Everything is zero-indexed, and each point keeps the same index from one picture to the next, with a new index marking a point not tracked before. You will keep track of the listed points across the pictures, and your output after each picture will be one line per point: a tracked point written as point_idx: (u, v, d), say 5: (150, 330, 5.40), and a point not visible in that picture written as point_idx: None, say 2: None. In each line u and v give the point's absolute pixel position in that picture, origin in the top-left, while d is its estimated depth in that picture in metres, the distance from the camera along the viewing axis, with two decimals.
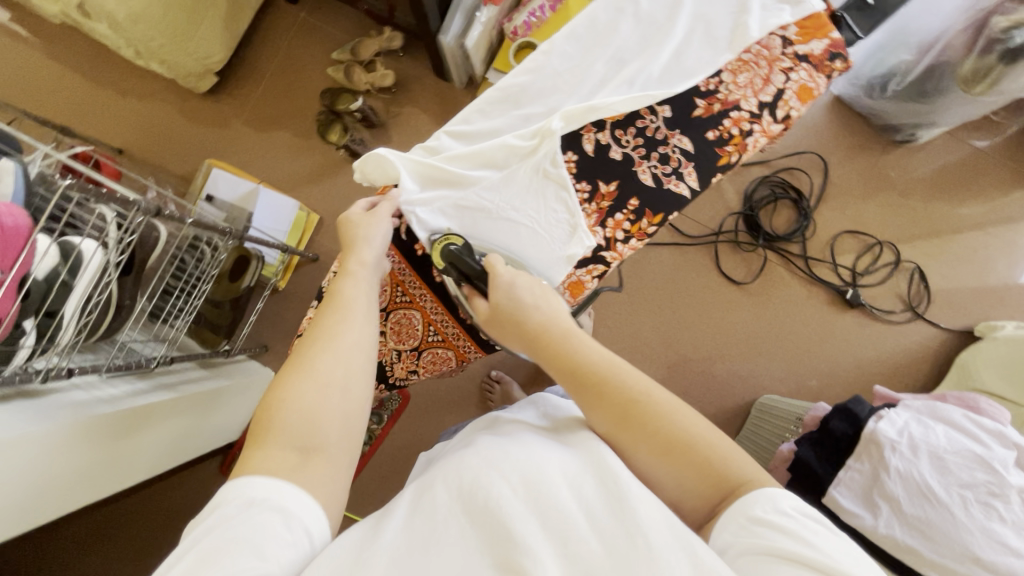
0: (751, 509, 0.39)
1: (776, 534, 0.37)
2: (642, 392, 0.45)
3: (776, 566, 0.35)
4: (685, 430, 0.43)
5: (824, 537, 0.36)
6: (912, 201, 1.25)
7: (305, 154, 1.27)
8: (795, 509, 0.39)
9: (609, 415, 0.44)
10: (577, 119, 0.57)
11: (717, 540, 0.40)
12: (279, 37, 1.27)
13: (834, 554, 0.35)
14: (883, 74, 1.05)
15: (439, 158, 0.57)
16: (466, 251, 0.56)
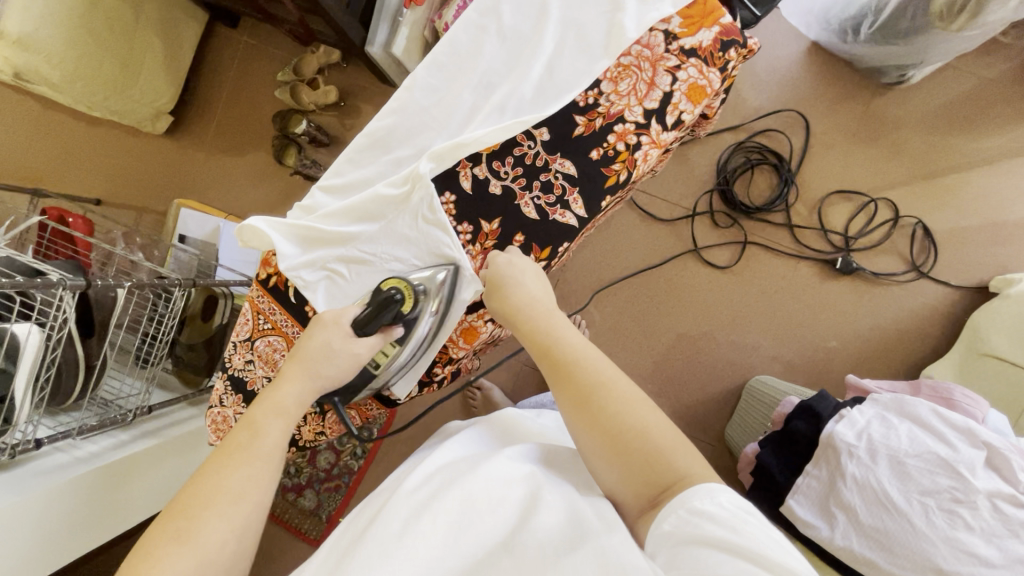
0: (690, 500, 0.39)
1: (708, 524, 0.37)
2: (607, 381, 0.47)
3: (706, 554, 0.35)
4: (650, 450, 0.43)
5: (757, 528, 0.36)
6: (912, 147, 1.12)
7: (265, 181, 1.26)
8: (733, 502, 0.38)
9: (585, 422, 0.46)
10: (448, 157, 0.53)
11: (653, 532, 0.40)
12: (225, 65, 1.26)
13: (762, 543, 0.35)
14: (854, 15, 0.94)
15: (314, 217, 0.56)
16: (397, 309, 0.52)
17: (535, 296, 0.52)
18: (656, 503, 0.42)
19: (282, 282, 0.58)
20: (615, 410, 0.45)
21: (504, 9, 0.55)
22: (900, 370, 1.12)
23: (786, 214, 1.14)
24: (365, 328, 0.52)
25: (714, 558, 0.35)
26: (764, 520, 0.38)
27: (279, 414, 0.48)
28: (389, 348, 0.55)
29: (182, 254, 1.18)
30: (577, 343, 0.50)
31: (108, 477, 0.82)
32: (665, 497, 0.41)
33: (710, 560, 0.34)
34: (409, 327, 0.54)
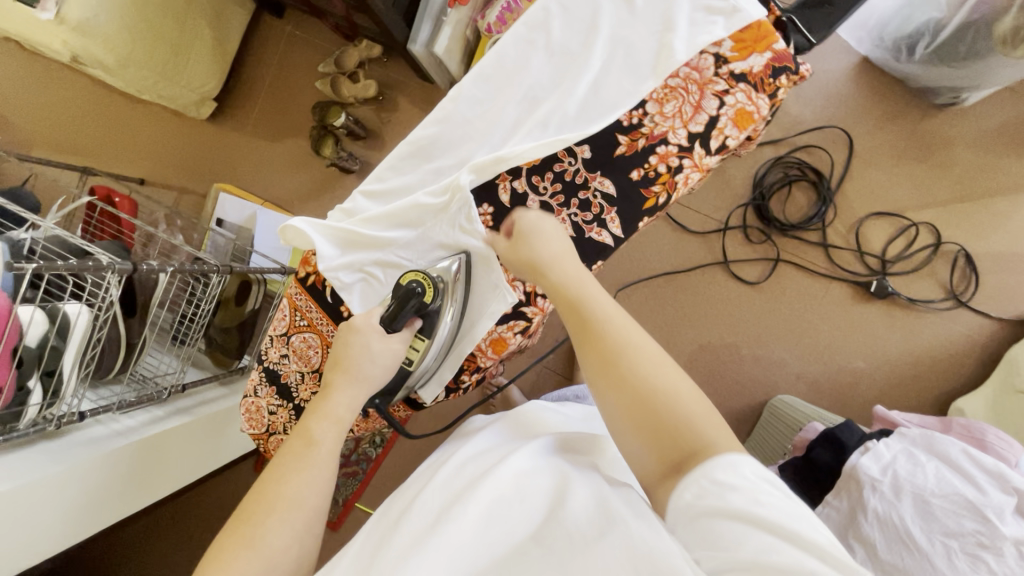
0: (712, 472, 0.39)
1: (733, 501, 0.37)
2: (632, 341, 0.46)
3: (727, 524, 0.36)
4: (674, 415, 0.42)
5: (782, 500, 0.37)
6: (961, 171, 1.08)
7: (303, 170, 1.28)
8: (755, 474, 0.38)
9: (607, 380, 0.45)
10: (489, 170, 0.54)
11: (673, 502, 0.40)
12: (269, 54, 1.28)
13: (784, 515, 0.35)
14: (910, 33, 0.91)
15: (355, 220, 0.57)
16: (414, 304, 0.53)
17: (558, 252, 0.51)
18: (677, 468, 0.41)
19: (320, 281, 0.60)
20: (638, 372, 0.44)
21: (553, 24, 0.54)
22: (929, 399, 1.09)
23: (823, 233, 1.11)
24: (393, 324, 0.54)
25: (735, 529, 0.36)
26: (787, 491, 0.38)
27: (331, 421, 0.51)
28: (417, 344, 0.56)
29: (219, 238, 1.22)
30: (599, 302, 0.48)
31: (143, 451, 0.85)
32: (687, 464, 0.40)
33: (741, 541, 0.35)
34: (430, 320, 0.55)
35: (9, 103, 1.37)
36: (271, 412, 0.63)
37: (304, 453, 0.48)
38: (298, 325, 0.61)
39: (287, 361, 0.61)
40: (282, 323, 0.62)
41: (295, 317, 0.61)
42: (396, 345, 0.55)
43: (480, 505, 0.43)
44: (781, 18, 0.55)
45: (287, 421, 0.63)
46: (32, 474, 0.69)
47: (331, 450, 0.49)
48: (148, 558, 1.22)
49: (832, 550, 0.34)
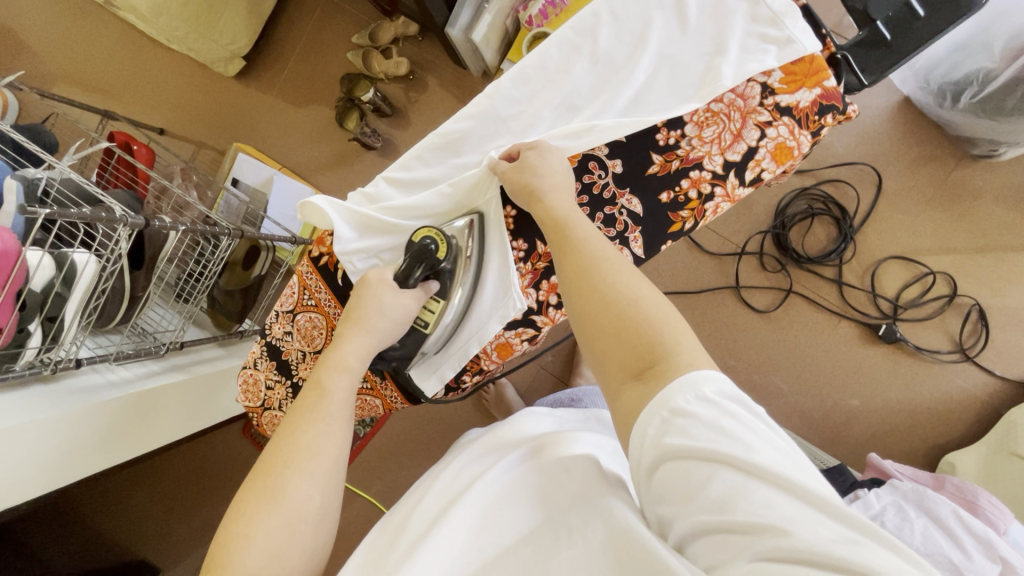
0: (672, 401, 0.39)
1: (695, 436, 0.37)
2: (605, 259, 0.46)
3: (700, 467, 0.36)
4: (642, 328, 0.43)
5: (744, 423, 0.37)
6: (985, 225, 1.06)
7: (324, 141, 1.27)
8: (717, 393, 0.38)
9: (583, 295, 0.45)
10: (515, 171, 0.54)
11: (635, 440, 0.40)
12: (304, 18, 1.26)
13: (750, 443, 0.36)
14: (957, 80, 0.89)
15: (375, 206, 0.56)
16: (424, 257, 0.52)
17: (555, 178, 0.50)
18: (640, 374, 0.42)
19: (332, 263, 0.59)
20: (616, 283, 0.45)
21: (602, 32, 0.53)
22: (919, 448, 1.08)
23: (838, 269, 1.10)
24: (408, 280, 0.53)
25: (706, 471, 0.36)
26: (752, 406, 0.39)
27: (340, 371, 0.50)
28: (433, 305, 0.55)
29: (233, 199, 1.21)
30: (585, 226, 0.48)
31: (136, 406, 0.85)
32: (650, 373, 0.41)
33: (710, 484, 0.36)
34: (448, 278, 0.54)
35: (37, 35, 1.35)
36: (269, 386, 0.62)
37: (320, 404, 0.47)
38: (305, 304, 0.61)
39: (290, 336, 0.61)
40: (289, 299, 0.61)
41: (304, 295, 0.61)
42: (410, 303, 0.53)
43: (474, 510, 0.46)
44: (834, 54, 0.55)
45: (283, 397, 0.62)
46: (24, 417, 0.68)
47: (343, 399, 0.48)
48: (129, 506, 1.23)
49: (795, 478, 0.34)
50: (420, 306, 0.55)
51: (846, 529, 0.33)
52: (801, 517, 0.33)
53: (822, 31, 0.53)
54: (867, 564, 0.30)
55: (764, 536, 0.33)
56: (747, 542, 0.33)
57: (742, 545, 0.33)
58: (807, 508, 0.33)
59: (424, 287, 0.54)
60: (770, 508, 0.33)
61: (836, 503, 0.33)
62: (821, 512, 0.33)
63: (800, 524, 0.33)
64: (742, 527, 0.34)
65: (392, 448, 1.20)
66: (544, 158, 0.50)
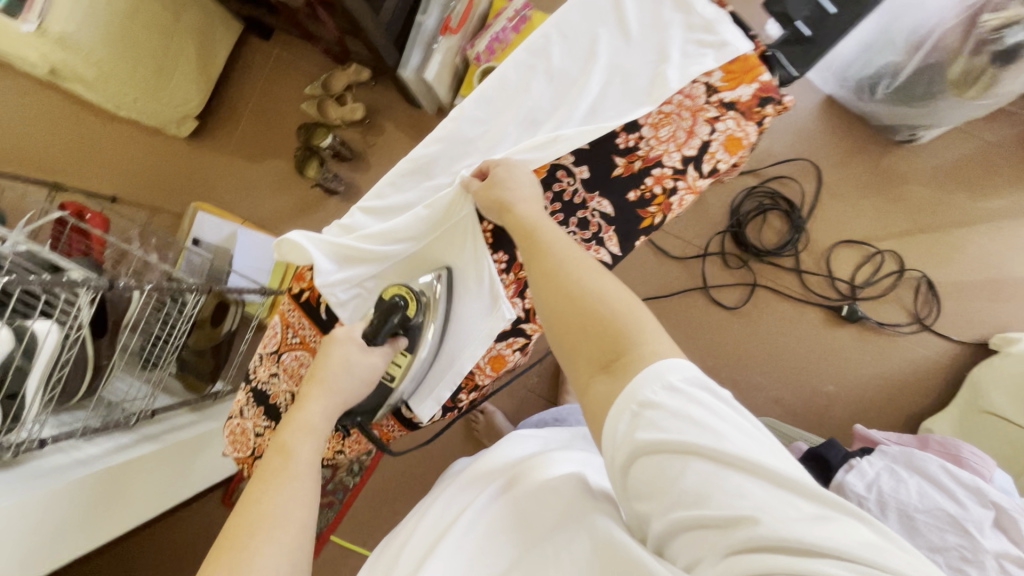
0: (640, 393, 0.40)
1: (665, 428, 0.38)
2: (565, 264, 0.47)
3: (672, 460, 0.37)
4: (609, 320, 0.44)
5: (712, 412, 0.38)
6: (918, 203, 1.15)
7: (286, 191, 1.27)
8: (684, 381, 0.39)
9: (548, 298, 0.46)
10: None
11: (609, 437, 0.41)
12: (255, 75, 1.28)
13: (719, 430, 0.37)
14: (872, 74, 0.98)
15: (354, 235, 0.56)
16: (395, 313, 0.53)
17: (521, 189, 0.52)
18: (607, 367, 0.43)
19: (315, 297, 0.59)
20: (582, 281, 0.46)
21: (555, 49, 0.56)
22: (899, 419, 1.13)
23: (795, 259, 1.16)
24: (375, 338, 0.53)
25: (679, 463, 0.37)
26: (719, 390, 0.40)
27: (307, 434, 0.49)
28: (400, 359, 0.56)
29: (195, 257, 1.18)
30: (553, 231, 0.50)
31: (108, 483, 0.79)
32: (617, 364, 0.42)
33: (684, 477, 0.36)
34: (415, 336, 0.55)
35: None
36: (258, 433, 0.60)
37: (285, 467, 0.46)
38: (290, 342, 0.60)
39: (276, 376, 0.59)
40: (273, 339, 0.60)
41: (288, 333, 0.60)
42: (376, 359, 0.54)
43: (461, 544, 0.45)
44: (765, 53, 0.59)
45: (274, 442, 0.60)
46: None
47: (310, 459, 0.48)
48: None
49: (765, 461, 0.35)
50: (387, 361, 0.56)
51: (816, 505, 0.34)
52: (772, 502, 0.34)
53: (751, 33, 0.57)
54: (835, 540, 0.32)
55: (739, 526, 0.34)
56: (721, 534, 0.34)
57: (717, 538, 0.34)
58: (777, 491, 0.35)
59: (395, 343, 0.56)
60: (743, 496, 0.35)
61: (802, 481, 0.35)
62: (790, 492, 0.34)
63: (769, 509, 0.34)
64: (717, 520, 0.35)
65: (384, 495, 1.16)
66: (512, 173, 0.53)
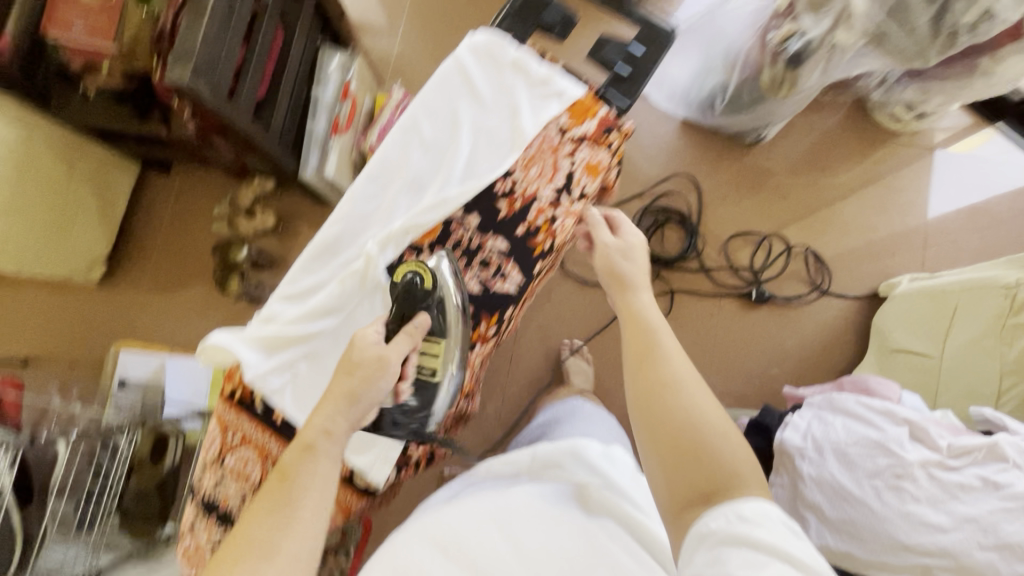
0: (738, 510, 0.48)
1: (743, 531, 0.45)
2: (677, 390, 0.58)
3: (738, 548, 0.44)
4: (710, 453, 0.54)
5: (782, 536, 0.44)
6: (784, 189, 1.32)
7: (212, 310, 1.27)
8: (779, 519, 0.46)
9: (659, 414, 0.57)
10: (392, 244, 0.61)
11: (699, 528, 0.49)
12: (160, 206, 1.31)
13: (786, 545, 0.43)
14: (708, 95, 1.19)
15: (275, 324, 0.59)
16: (409, 291, 0.57)
17: (656, 320, 0.65)
18: (707, 498, 0.51)
19: (246, 395, 0.61)
20: (684, 407, 0.56)
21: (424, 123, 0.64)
22: (829, 379, 1.23)
23: (700, 260, 1.29)
24: (395, 326, 0.57)
25: (742, 552, 0.44)
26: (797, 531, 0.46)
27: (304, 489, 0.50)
28: (433, 345, 0.59)
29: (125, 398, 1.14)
30: (664, 343, 0.62)
31: None
32: (713, 496, 0.51)
33: (736, 557, 0.44)
34: (437, 313, 0.58)
35: None
36: (213, 542, 0.63)
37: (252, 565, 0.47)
38: (230, 443, 0.62)
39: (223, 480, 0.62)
40: (214, 445, 0.62)
41: (227, 435, 0.62)
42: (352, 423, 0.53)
43: None
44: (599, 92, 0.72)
45: None
46: None
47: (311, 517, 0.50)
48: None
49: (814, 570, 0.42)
50: (423, 355, 0.59)
51: None
52: None
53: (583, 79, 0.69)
54: None
55: None
56: None
57: None
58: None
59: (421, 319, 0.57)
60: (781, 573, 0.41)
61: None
62: None
63: None
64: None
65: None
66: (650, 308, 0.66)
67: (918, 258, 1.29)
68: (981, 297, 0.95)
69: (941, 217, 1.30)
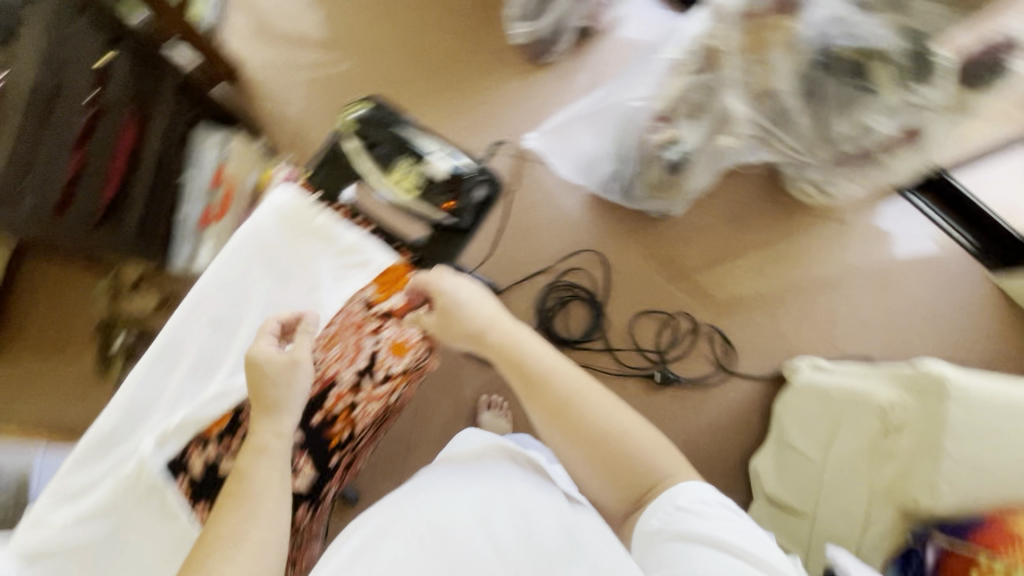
0: (675, 501, 0.53)
1: (695, 513, 0.52)
2: (575, 395, 0.57)
3: (688, 545, 0.49)
4: (637, 461, 0.57)
5: (725, 515, 0.52)
6: (695, 263, 1.29)
7: (97, 391, 1.21)
8: (714, 499, 0.54)
9: (572, 429, 0.56)
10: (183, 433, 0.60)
11: (643, 532, 0.54)
12: (44, 282, 1.25)
13: (733, 529, 0.50)
14: (606, 178, 1.13)
15: (26, 531, 0.53)
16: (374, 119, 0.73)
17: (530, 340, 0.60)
18: (638, 502, 0.57)
19: None
20: (596, 418, 0.56)
21: (214, 301, 0.63)
22: (732, 463, 1.20)
23: (606, 338, 1.25)
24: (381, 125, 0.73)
25: (697, 547, 0.48)
26: (733, 508, 0.54)
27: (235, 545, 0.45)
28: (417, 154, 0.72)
29: None
30: (537, 357, 0.59)
31: None
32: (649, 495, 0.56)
33: (691, 557, 0.47)
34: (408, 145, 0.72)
35: None
36: None
37: None
38: None
39: None
40: None
41: None
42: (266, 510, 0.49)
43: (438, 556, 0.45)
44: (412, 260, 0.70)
45: None
46: None
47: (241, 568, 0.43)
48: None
49: (753, 548, 0.49)
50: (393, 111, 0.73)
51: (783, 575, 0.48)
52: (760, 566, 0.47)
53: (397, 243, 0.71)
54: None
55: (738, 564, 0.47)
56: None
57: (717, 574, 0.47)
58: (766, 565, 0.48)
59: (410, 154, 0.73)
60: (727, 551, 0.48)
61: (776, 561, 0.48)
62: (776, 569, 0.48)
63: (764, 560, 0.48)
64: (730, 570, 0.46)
65: None
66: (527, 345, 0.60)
67: (827, 334, 1.26)
68: (854, 411, 0.98)
69: (852, 290, 1.27)
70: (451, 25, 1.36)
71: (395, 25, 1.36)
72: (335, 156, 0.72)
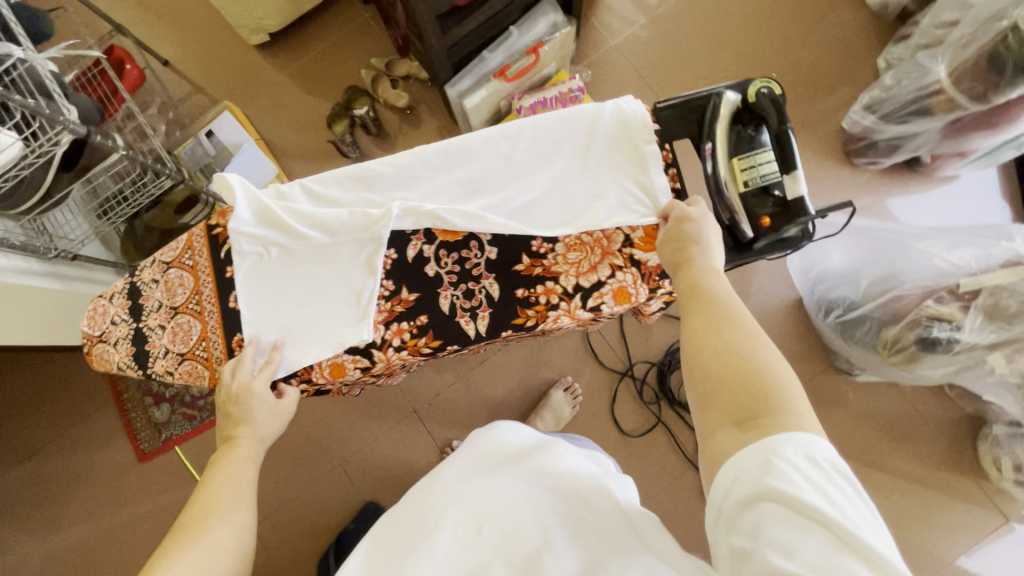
0: (781, 448, 0.40)
1: (797, 486, 0.38)
2: (727, 318, 0.49)
3: (786, 522, 0.37)
4: (757, 383, 0.44)
5: (843, 494, 0.38)
6: (833, 431, 1.19)
7: (311, 133, 1.34)
8: (828, 460, 0.39)
9: (705, 345, 0.48)
10: (413, 214, 0.60)
11: (720, 485, 0.42)
12: (338, 25, 1.38)
13: (849, 516, 0.36)
14: (833, 299, 1.02)
15: (282, 204, 0.61)
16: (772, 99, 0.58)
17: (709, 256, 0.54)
18: (740, 423, 0.43)
19: (223, 237, 0.63)
20: (729, 339, 0.47)
21: (521, 141, 0.62)
22: None
23: None
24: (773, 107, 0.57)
25: (798, 528, 0.36)
26: (856, 484, 0.39)
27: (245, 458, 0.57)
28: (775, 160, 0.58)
29: (198, 149, 1.22)
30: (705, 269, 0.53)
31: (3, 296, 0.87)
32: (755, 422, 0.42)
33: (801, 545, 0.36)
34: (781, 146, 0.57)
35: None
36: (114, 320, 0.65)
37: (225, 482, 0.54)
38: (182, 261, 0.65)
39: (156, 282, 0.64)
40: (171, 251, 0.65)
41: (185, 253, 0.64)
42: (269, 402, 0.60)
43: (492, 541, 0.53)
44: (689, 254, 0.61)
45: (122, 335, 0.64)
46: None
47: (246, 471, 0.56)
48: (3, 430, 1.24)
49: (864, 537, 0.35)
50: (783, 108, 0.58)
51: None
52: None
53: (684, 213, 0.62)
54: None
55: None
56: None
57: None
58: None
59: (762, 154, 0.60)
60: (840, 564, 0.35)
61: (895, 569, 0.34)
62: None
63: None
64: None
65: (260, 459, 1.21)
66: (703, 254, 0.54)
67: None
68: None
69: None
70: (798, 70, 1.30)
71: (751, 38, 1.31)
72: (703, 106, 0.62)
